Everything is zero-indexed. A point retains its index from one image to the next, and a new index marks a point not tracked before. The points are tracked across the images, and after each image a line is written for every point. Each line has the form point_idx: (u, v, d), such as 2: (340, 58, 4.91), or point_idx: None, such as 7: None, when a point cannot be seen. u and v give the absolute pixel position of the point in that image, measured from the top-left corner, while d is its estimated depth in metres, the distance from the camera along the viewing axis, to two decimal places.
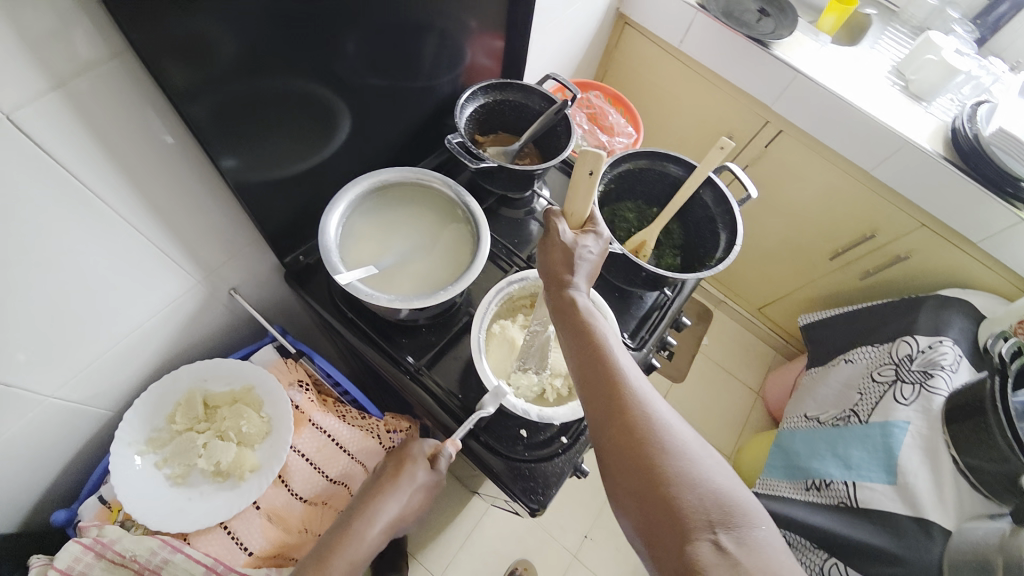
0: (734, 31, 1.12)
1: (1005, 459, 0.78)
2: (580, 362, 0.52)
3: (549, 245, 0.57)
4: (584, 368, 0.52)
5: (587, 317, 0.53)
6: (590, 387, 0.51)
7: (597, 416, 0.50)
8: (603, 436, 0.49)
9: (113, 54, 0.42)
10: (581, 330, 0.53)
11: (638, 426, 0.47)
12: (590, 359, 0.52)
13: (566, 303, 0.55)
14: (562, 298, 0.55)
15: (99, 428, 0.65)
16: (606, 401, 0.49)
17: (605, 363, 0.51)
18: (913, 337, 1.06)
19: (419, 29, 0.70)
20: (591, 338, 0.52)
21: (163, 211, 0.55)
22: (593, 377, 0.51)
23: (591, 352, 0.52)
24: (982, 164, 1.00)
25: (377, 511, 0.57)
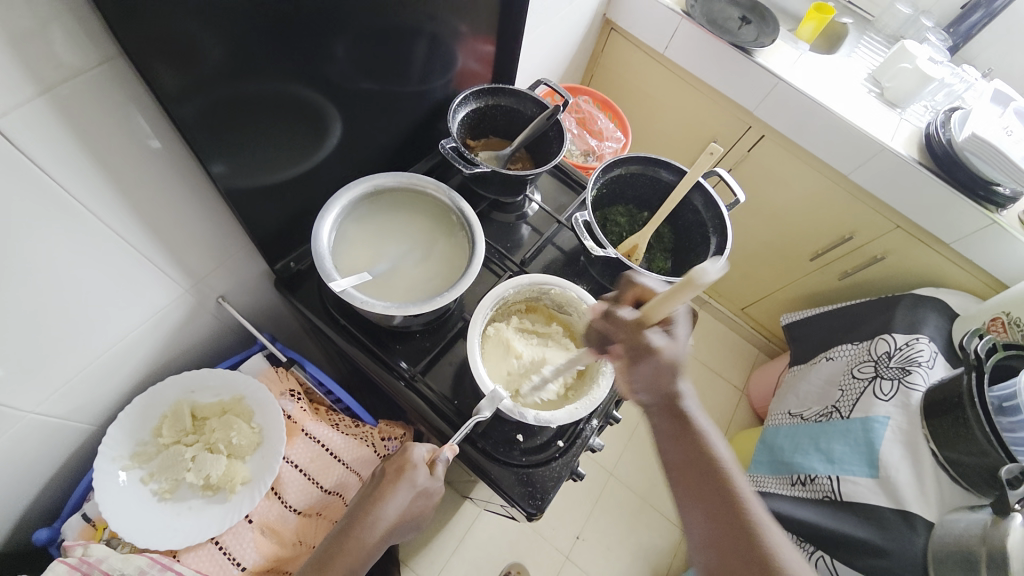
0: (717, 38, 1.14)
1: (985, 453, 0.83)
2: (692, 475, 0.55)
3: (641, 355, 0.55)
4: (695, 482, 0.55)
5: (700, 430, 0.57)
6: (703, 502, 0.54)
7: (709, 532, 0.53)
8: (713, 546, 0.53)
9: (102, 60, 0.41)
10: (689, 440, 0.56)
11: (759, 554, 0.50)
12: (704, 475, 0.55)
13: (677, 415, 0.57)
14: (671, 411, 0.57)
15: (80, 444, 0.62)
16: (725, 524, 0.53)
17: (721, 483, 0.54)
18: (891, 335, 1.10)
19: (411, 33, 0.70)
20: (708, 456, 0.56)
21: (150, 219, 0.54)
22: (702, 486, 0.55)
23: (706, 468, 0.55)
24: (955, 168, 1.04)
25: (375, 519, 0.56)
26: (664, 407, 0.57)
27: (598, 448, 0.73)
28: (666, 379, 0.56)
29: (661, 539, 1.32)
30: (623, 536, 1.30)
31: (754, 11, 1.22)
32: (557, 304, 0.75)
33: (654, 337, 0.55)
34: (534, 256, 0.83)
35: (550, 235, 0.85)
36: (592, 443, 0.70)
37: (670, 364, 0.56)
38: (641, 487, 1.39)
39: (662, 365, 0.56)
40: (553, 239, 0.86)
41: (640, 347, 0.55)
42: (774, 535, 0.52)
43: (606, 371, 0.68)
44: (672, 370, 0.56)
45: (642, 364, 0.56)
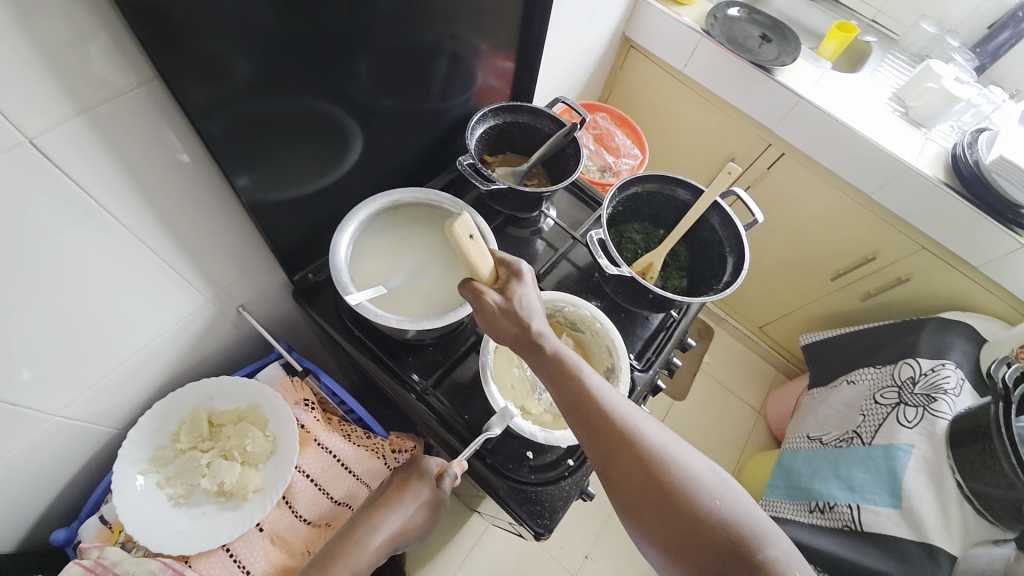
0: (737, 56, 1.14)
1: (1011, 485, 0.78)
2: (570, 405, 0.54)
3: (489, 317, 0.56)
4: (571, 410, 0.54)
5: (563, 358, 0.55)
6: (582, 426, 0.53)
7: (598, 454, 0.52)
8: (618, 482, 0.51)
9: (138, 81, 0.43)
10: (566, 380, 0.54)
11: (642, 455, 0.51)
12: (577, 401, 0.54)
13: (537, 348, 0.56)
14: (529, 347, 0.56)
15: (102, 447, 0.64)
16: (606, 439, 0.52)
17: (594, 403, 0.53)
18: (915, 360, 1.07)
19: (430, 51, 0.71)
20: (573, 379, 0.54)
21: (176, 230, 0.55)
22: (591, 425, 0.53)
23: (577, 393, 0.54)
24: (984, 191, 1.01)
25: (381, 523, 0.57)
26: (524, 346, 0.56)
27: None
28: (511, 326, 0.56)
29: None
30: (633, 558, 1.28)
31: (775, 29, 1.22)
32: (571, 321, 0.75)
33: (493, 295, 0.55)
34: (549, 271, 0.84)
35: (564, 251, 0.86)
36: None
37: (516, 315, 0.56)
38: None
39: (506, 314, 0.56)
40: (568, 255, 0.86)
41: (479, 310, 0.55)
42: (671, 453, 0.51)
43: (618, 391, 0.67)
44: (523, 320, 0.56)
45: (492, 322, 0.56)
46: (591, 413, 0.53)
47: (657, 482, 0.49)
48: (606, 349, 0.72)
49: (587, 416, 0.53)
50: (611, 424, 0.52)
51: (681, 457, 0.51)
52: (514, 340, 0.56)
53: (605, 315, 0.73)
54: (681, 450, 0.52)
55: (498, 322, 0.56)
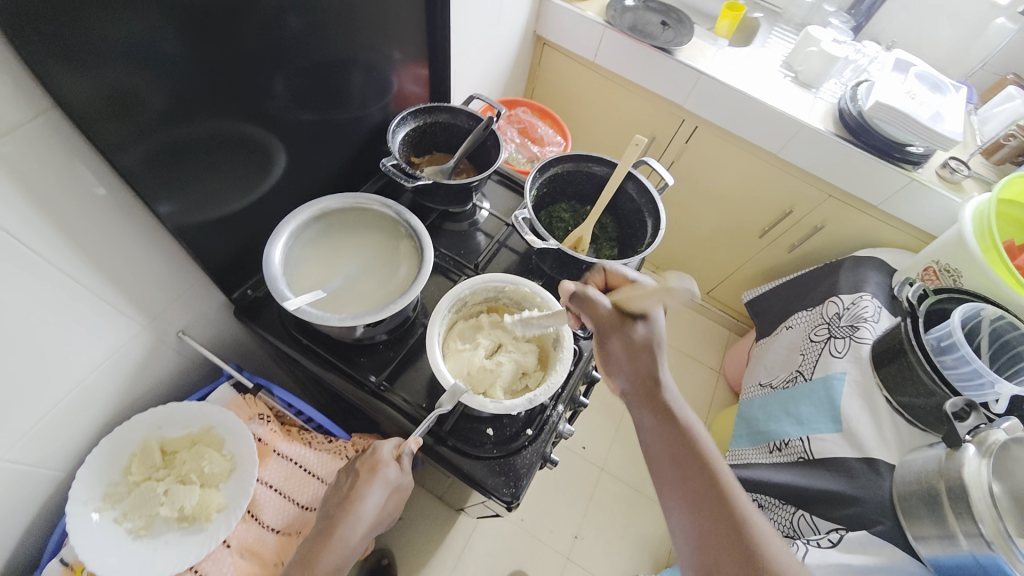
0: (640, 42, 1.22)
1: (931, 392, 0.86)
2: (688, 460, 0.61)
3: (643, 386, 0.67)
4: (685, 466, 0.61)
5: (681, 418, 0.64)
6: (688, 481, 0.60)
7: (693, 502, 0.58)
8: (682, 462, 0.61)
9: (36, 113, 0.44)
10: (659, 409, 0.65)
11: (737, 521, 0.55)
12: (693, 462, 0.61)
13: (657, 403, 0.66)
14: (661, 412, 0.65)
15: (51, 492, 0.63)
16: (722, 522, 0.56)
17: (693, 443, 0.62)
18: (838, 297, 1.16)
19: (343, 64, 0.74)
20: (689, 443, 0.62)
21: (101, 259, 0.55)
22: (663, 431, 0.64)
23: (678, 433, 0.63)
24: (869, 137, 1.12)
25: (357, 514, 0.57)
26: (653, 408, 0.66)
27: (569, 434, 0.76)
28: (636, 363, 0.66)
29: (658, 526, 1.33)
30: (621, 528, 1.31)
31: (672, 14, 1.31)
32: (514, 301, 0.78)
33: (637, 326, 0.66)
34: (489, 259, 0.87)
35: (501, 238, 0.89)
36: (560, 428, 0.73)
37: (648, 342, 0.66)
38: (631, 477, 1.41)
39: (631, 339, 0.66)
40: (505, 241, 0.90)
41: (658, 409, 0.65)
42: (737, 488, 0.59)
43: (564, 357, 0.71)
44: (650, 353, 0.66)
45: (632, 360, 0.66)
46: (666, 418, 0.64)
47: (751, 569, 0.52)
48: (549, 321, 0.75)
49: (661, 422, 0.65)
50: (682, 435, 0.63)
51: (772, 539, 0.55)
52: (632, 371, 0.67)
53: (546, 290, 0.76)
54: (784, 550, 0.54)
55: (641, 360, 0.66)
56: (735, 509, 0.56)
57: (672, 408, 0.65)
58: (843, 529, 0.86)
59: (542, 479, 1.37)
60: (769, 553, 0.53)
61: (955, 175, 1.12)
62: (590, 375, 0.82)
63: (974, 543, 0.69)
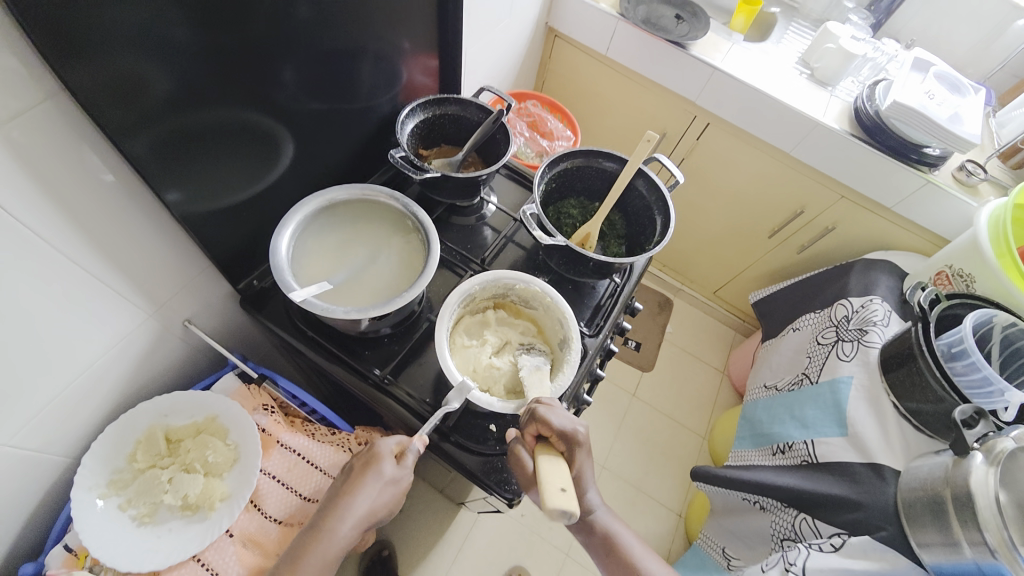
0: (654, 36, 1.20)
1: (940, 399, 0.85)
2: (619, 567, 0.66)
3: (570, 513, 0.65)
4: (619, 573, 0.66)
5: (587, 510, 0.66)
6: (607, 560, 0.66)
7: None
8: (616, 570, 0.66)
9: (42, 97, 0.43)
10: (584, 522, 0.67)
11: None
12: (624, 571, 0.65)
13: (584, 520, 0.67)
14: (587, 527, 0.67)
15: (57, 477, 0.63)
16: None
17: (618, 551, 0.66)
18: (848, 300, 1.14)
19: (353, 53, 0.73)
20: (598, 531, 0.67)
21: (107, 246, 0.55)
22: (594, 542, 0.67)
23: (606, 542, 0.66)
24: (885, 137, 1.10)
25: (349, 509, 0.58)
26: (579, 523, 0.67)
27: None
28: None
29: (657, 524, 1.33)
30: None
31: (687, 8, 1.29)
32: (523, 299, 0.78)
33: None
34: (495, 255, 0.86)
35: (508, 233, 0.89)
36: None
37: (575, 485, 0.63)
38: (632, 475, 1.41)
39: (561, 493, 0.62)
40: (512, 236, 0.89)
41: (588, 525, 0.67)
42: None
43: (571, 360, 0.70)
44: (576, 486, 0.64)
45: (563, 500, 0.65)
46: (591, 534, 0.67)
47: None
48: (558, 321, 0.74)
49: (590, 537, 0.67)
50: (609, 547, 0.66)
51: None
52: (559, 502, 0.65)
53: (555, 290, 0.75)
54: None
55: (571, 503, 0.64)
56: None
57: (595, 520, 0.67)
58: (845, 534, 0.85)
59: None
60: None
61: (972, 178, 1.10)
62: (594, 373, 0.82)
63: (978, 552, 0.68)
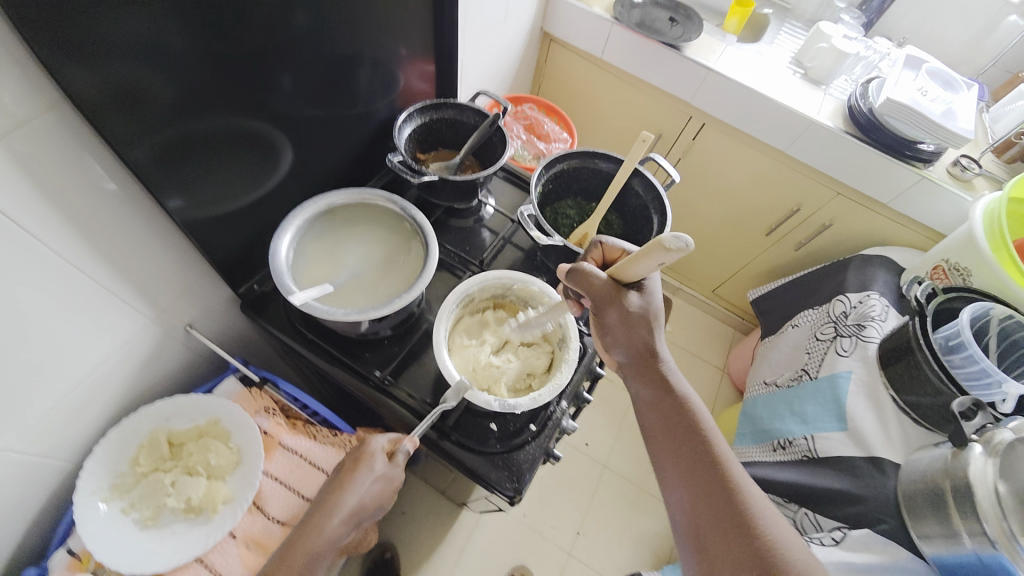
0: (647, 38, 1.21)
1: (939, 392, 0.85)
2: (683, 430, 0.61)
3: (634, 349, 0.65)
4: (683, 439, 0.60)
5: (678, 390, 0.64)
6: (681, 434, 0.61)
7: (687, 457, 0.59)
8: (683, 434, 0.61)
9: (46, 106, 0.44)
10: (654, 378, 0.64)
11: (737, 500, 0.55)
12: (691, 436, 0.60)
13: (655, 373, 0.64)
14: (653, 379, 0.64)
15: (60, 481, 0.64)
16: (720, 491, 0.56)
17: (686, 410, 0.62)
18: (845, 296, 1.15)
19: (351, 59, 0.74)
20: (690, 415, 0.62)
21: (109, 252, 0.56)
22: (660, 404, 0.63)
23: (677, 405, 0.63)
24: (880, 134, 1.11)
25: (338, 505, 0.57)
26: (646, 376, 0.65)
27: (572, 430, 0.75)
28: (633, 335, 0.64)
29: (660, 524, 1.33)
30: (623, 525, 1.32)
31: (680, 10, 1.30)
32: (521, 299, 0.78)
33: (631, 297, 0.63)
34: (493, 256, 0.87)
35: (506, 234, 0.90)
36: (563, 424, 0.73)
37: (642, 313, 0.63)
38: (633, 474, 1.41)
39: (627, 311, 0.63)
40: (510, 238, 0.90)
41: (655, 376, 0.64)
42: (737, 466, 0.58)
43: (570, 358, 0.70)
44: (645, 324, 0.64)
45: (626, 330, 0.64)
46: (662, 392, 0.63)
47: (755, 548, 0.51)
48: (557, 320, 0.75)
49: (656, 397, 0.64)
50: (681, 408, 0.62)
51: (775, 518, 0.54)
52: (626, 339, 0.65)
53: (551, 287, 0.76)
54: (785, 524, 0.54)
55: (636, 331, 0.63)
56: (735, 485, 0.56)
57: (671, 379, 0.64)
58: (846, 527, 0.86)
59: (544, 475, 1.37)
60: (772, 531, 0.53)
61: (966, 174, 1.11)
62: (594, 372, 0.81)
63: (978, 543, 0.68)
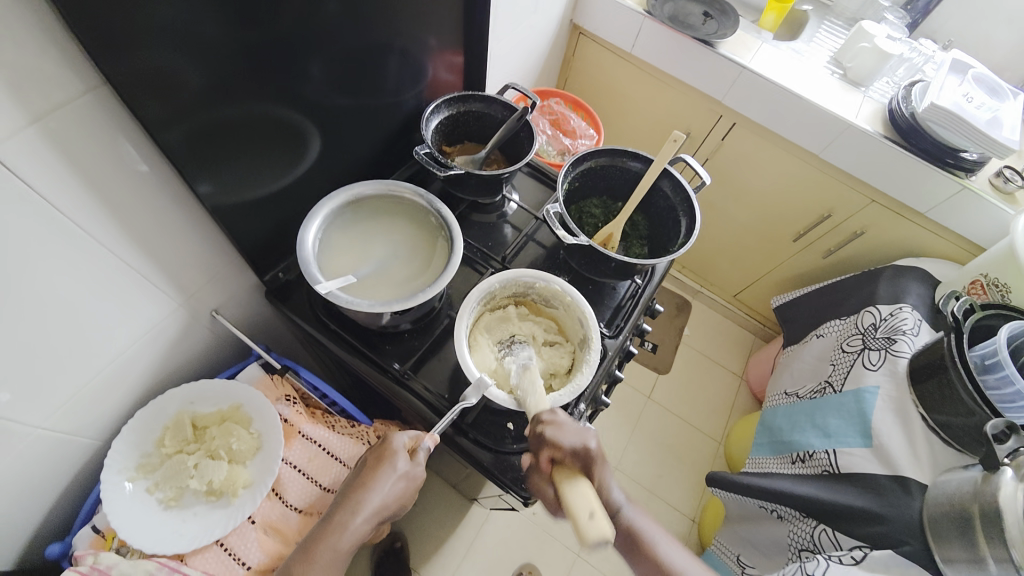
0: (680, 33, 1.18)
1: (971, 412, 0.82)
2: (624, 537, 0.64)
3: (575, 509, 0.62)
4: (628, 546, 0.64)
5: (619, 511, 0.64)
6: (621, 543, 0.64)
7: (635, 561, 0.64)
8: (624, 542, 0.65)
9: (84, 89, 0.44)
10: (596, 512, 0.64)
11: None
12: (630, 540, 0.64)
13: (598, 513, 0.63)
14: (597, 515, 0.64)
15: (87, 458, 0.66)
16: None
17: (621, 525, 0.64)
18: (876, 307, 1.11)
19: (380, 49, 0.74)
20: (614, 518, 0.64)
21: (141, 237, 0.57)
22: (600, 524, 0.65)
23: (615, 521, 0.64)
24: (921, 140, 1.07)
25: (362, 503, 0.58)
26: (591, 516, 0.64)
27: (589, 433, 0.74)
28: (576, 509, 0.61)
29: (670, 528, 1.32)
30: None
31: (715, 5, 1.26)
32: (543, 297, 0.77)
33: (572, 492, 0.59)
34: (516, 253, 0.86)
35: (529, 231, 0.88)
36: None
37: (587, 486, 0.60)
38: (645, 477, 1.40)
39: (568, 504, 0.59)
40: (534, 235, 0.89)
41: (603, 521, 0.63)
42: (672, 550, 0.65)
43: (591, 359, 0.69)
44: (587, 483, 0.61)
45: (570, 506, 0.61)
46: (601, 518, 0.64)
47: None
48: (578, 320, 0.74)
49: (597, 519, 0.65)
50: (617, 521, 0.64)
51: None
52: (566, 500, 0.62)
53: (574, 288, 0.75)
54: None
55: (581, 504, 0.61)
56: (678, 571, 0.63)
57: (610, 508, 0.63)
58: (866, 547, 0.83)
59: None
60: None
61: (1009, 185, 1.06)
62: (614, 375, 0.81)
63: (1002, 569, 0.67)
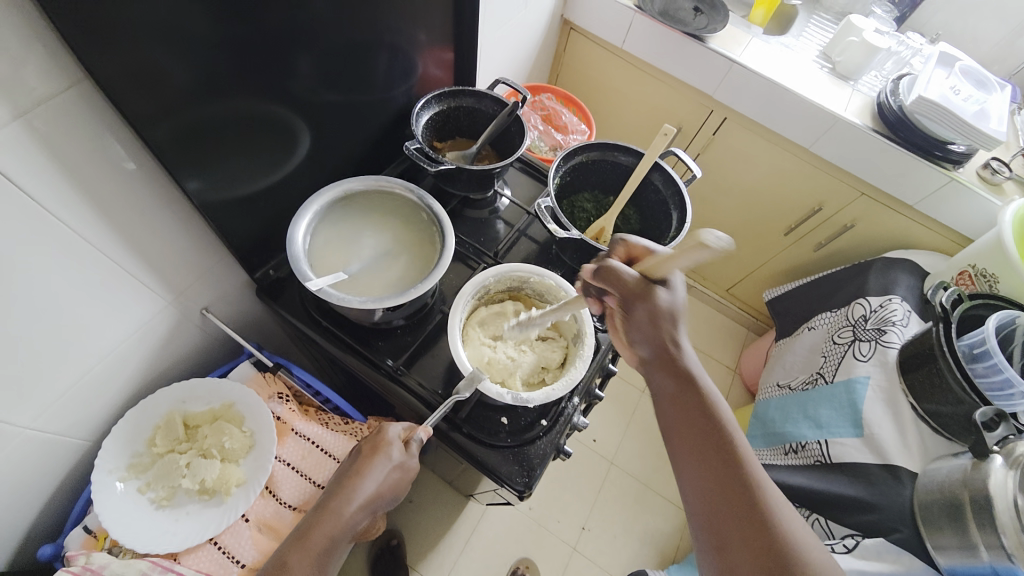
0: (670, 28, 1.19)
1: (961, 401, 0.83)
2: (693, 416, 0.58)
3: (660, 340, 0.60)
4: (693, 428, 0.57)
5: (700, 382, 0.59)
6: (687, 414, 0.58)
7: (696, 449, 0.56)
8: (693, 418, 0.58)
9: (68, 85, 0.44)
10: (672, 371, 0.60)
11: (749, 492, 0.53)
12: (702, 419, 0.57)
13: (677, 367, 0.60)
14: (671, 366, 0.60)
15: (78, 459, 0.65)
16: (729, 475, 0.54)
17: (695, 388, 0.59)
18: (866, 299, 1.12)
19: (370, 45, 0.73)
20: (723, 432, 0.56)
21: (129, 234, 0.56)
22: (672, 384, 0.60)
23: (688, 387, 0.59)
24: (910, 133, 1.08)
25: (357, 490, 0.58)
26: (666, 366, 0.60)
27: (584, 427, 0.75)
28: (656, 330, 0.60)
29: (666, 521, 1.32)
30: (628, 521, 1.32)
31: None
32: (538, 292, 0.78)
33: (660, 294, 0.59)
34: (508, 248, 0.86)
35: (522, 227, 0.89)
36: (574, 420, 0.72)
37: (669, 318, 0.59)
38: (641, 471, 1.40)
39: (653, 310, 0.59)
40: (526, 230, 0.89)
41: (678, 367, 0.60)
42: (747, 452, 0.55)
43: (584, 353, 0.70)
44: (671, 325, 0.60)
45: (653, 325, 0.60)
46: (678, 377, 0.60)
47: (769, 549, 0.49)
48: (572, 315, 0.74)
49: (673, 379, 0.60)
50: (691, 388, 0.59)
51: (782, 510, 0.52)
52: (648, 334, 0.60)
53: (568, 282, 0.75)
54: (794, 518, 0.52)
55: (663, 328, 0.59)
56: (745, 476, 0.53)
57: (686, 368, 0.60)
58: (858, 535, 0.85)
59: (551, 468, 1.37)
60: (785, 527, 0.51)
61: (996, 176, 1.07)
62: (608, 369, 0.81)
63: (995, 555, 0.68)
